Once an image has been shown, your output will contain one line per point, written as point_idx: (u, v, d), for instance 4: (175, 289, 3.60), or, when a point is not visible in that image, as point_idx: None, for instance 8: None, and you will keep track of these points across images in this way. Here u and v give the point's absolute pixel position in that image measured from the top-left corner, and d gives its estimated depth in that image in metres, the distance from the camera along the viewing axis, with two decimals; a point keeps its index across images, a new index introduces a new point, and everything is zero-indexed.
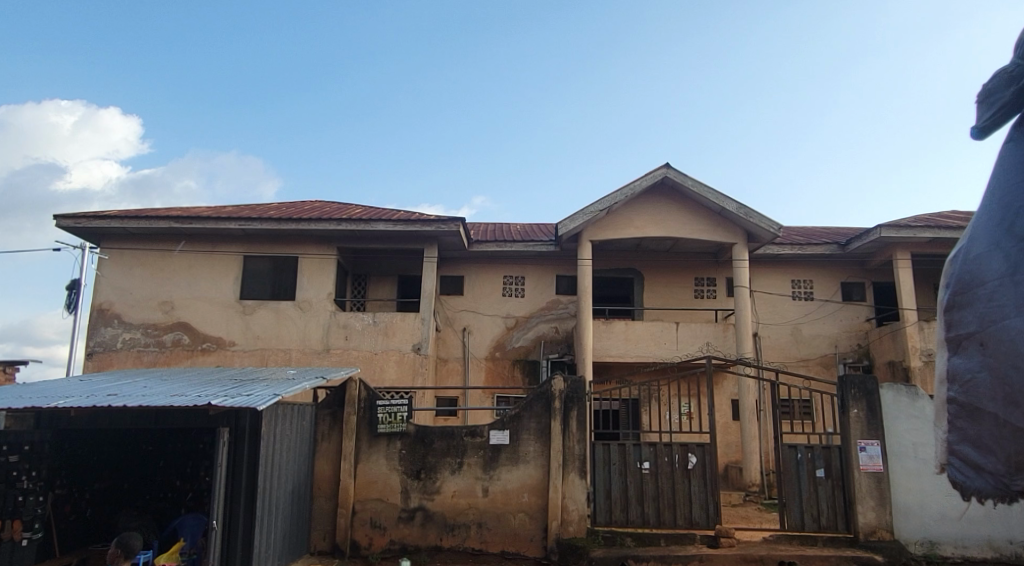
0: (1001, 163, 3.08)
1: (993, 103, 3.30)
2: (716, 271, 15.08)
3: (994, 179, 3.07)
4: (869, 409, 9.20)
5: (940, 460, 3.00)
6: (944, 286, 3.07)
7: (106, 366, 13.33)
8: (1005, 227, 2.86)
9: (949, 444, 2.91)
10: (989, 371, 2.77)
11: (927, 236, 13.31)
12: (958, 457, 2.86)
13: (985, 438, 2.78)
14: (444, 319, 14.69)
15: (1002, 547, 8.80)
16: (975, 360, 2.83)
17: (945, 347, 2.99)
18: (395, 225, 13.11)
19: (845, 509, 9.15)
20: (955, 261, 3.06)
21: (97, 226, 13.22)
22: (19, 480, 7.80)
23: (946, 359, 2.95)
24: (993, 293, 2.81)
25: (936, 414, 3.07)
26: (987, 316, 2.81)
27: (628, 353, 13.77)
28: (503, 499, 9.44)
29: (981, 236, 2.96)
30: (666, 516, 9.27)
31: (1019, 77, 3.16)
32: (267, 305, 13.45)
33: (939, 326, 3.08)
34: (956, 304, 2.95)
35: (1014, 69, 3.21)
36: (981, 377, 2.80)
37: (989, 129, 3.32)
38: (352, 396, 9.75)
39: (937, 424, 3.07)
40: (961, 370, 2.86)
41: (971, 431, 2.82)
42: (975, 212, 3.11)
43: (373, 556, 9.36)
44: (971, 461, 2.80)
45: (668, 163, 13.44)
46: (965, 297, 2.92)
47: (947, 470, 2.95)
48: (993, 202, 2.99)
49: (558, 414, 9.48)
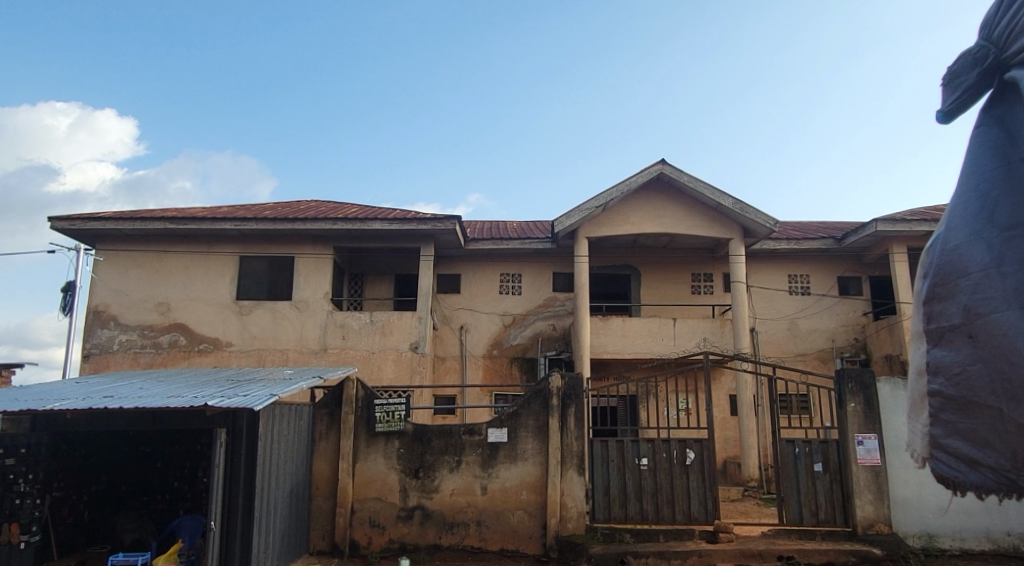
0: (973, 148, 3.05)
1: (958, 85, 3.21)
2: (713, 266, 15.09)
3: (966, 165, 3.04)
4: (866, 403, 9.21)
5: (920, 455, 2.98)
6: (923, 275, 3.05)
7: (103, 367, 13.30)
8: (985, 217, 2.84)
9: (936, 438, 2.90)
10: (981, 363, 2.76)
11: (923, 230, 13.33)
12: (948, 452, 2.85)
13: (978, 431, 2.78)
14: (441, 318, 14.68)
15: (1000, 539, 8.84)
16: (963, 353, 2.82)
17: (926, 339, 2.98)
18: (391, 224, 13.08)
19: (843, 503, 9.16)
20: (932, 251, 3.04)
21: (92, 227, 13.17)
22: (16, 483, 7.78)
23: (929, 352, 2.94)
24: (979, 284, 2.79)
25: (912, 406, 3.06)
26: (973, 307, 2.80)
27: (625, 349, 13.77)
28: (503, 497, 9.44)
29: (960, 226, 2.93)
30: (664, 511, 9.28)
31: (983, 60, 3.05)
32: (264, 306, 13.42)
33: (916, 317, 3.08)
34: (938, 296, 2.94)
35: (977, 51, 3.08)
36: (973, 369, 2.79)
37: (955, 111, 3.25)
38: (349, 395, 9.72)
39: (912, 416, 3.06)
40: (948, 362, 2.86)
41: (964, 426, 2.80)
42: (951, 199, 3.09)
43: (372, 555, 9.35)
44: (967, 456, 2.79)
45: (664, 159, 13.43)
46: (945, 287, 2.91)
47: (931, 464, 2.94)
48: (969, 191, 2.96)
49: (556, 411, 9.48)
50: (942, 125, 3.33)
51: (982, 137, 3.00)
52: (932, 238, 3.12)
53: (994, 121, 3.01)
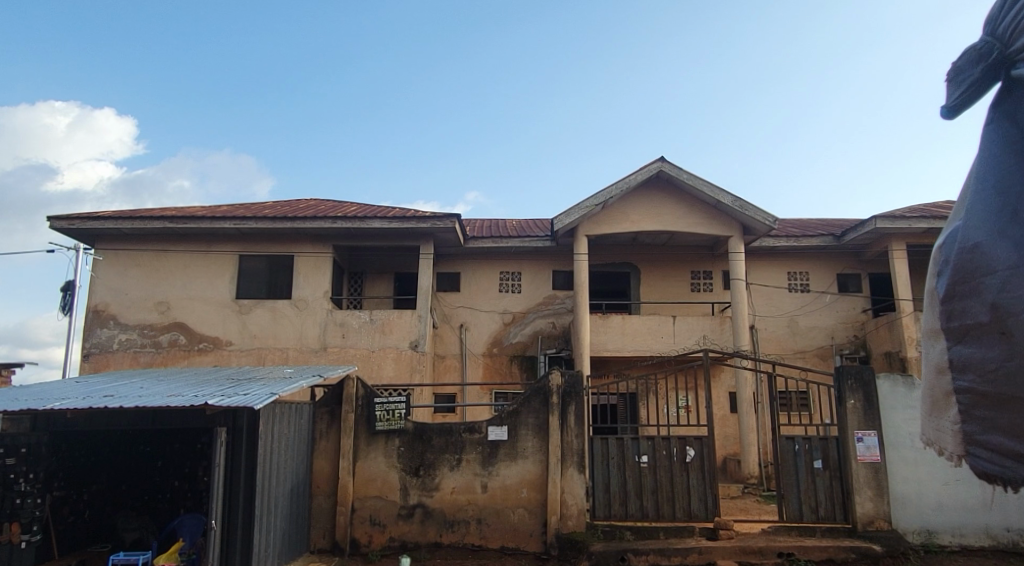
0: (985, 144, 3.03)
1: (962, 81, 3.22)
2: (712, 264, 15.10)
3: (981, 161, 3.00)
4: (866, 400, 9.22)
5: (955, 452, 2.95)
6: (939, 273, 2.98)
7: (103, 367, 13.30)
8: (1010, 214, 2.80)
9: (971, 435, 2.87)
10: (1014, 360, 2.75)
11: (922, 227, 13.34)
12: (990, 447, 2.81)
13: (1017, 423, 2.77)
14: (441, 316, 14.68)
15: (1000, 535, 8.87)
16: (993, 350, 2.79)
17: (947, 337, 2.94)
18: (391, 222, 13.07)
19: (843, 500, 9.18)
20: (947, 248, 2.97)
21: (92, 227, 13.16)
22: (17, 482, 7.79)
23: (955, 350, 2.89)
24: (1006, 283, 2.75)
25: (938, 403, 3.02)
26: (1001, 305, 2.75)
27: (625, 347, 13.77)
28: (503, 495, 9.45)
29: (979, 223, 2.88)
30: (664, 508, 9.30)
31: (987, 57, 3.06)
32: (263, 305, 13.42)
33: (933, 315, 3.02)
34: (958, 294, 2.88)
35: (982, 46, 3.09)
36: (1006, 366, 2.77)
37: (960, 107, 3.27)
38: (349, 394, 9.73)
39: (939, 413, 3.01)
40: (978, 358, 2.82)
41: (1004, 420, 2.78)
42: (964, 194, 3.05)
43: (373, 553, 9.36)
44: (1011, 450, 2.77)
45: (663, 157, 13.43)
46: (967, 286, 2.85)
47: (969, 461, 2.90)
48: (985, 186, 2.92)
49: (556, 408, 9.48)
50: (946, 121, 3.34)
51: (995, 132, 2.98)
52: (942, 236, 3.07)
53: (1004, 117, 3.01)
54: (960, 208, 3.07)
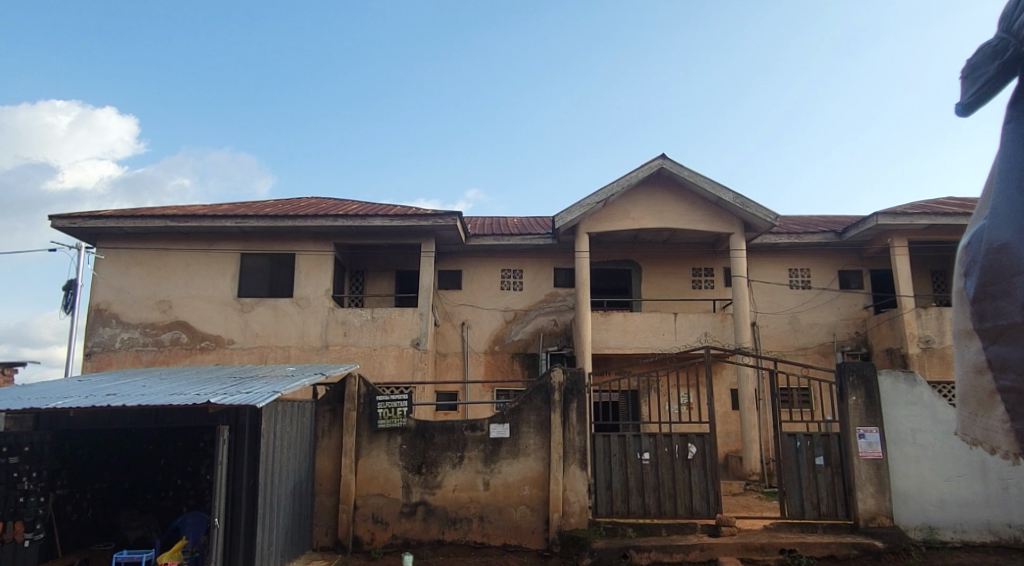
0: (1008, 141, 2.97)
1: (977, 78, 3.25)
2: (713, 261, 15.10)
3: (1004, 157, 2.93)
4: (868, 396, 9.22)
5: (1007, 451, 2.88)
6: (967, 273, 2.89)
7: (105, 366, 13.32)
8: None
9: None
10: None
11: (923, 223, 13.33)
12: None
13: None
14: (442, 314, 14.68)
15: (1001, 531, 8.88)
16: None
17: (980, 337, 2.86)
18: (392, 220, 13.07)
19: (845, 496, 9.19)
20: (973, 247, 2.88)
21: (93, 226, 13.18)
22: (20, 481, 7.81)
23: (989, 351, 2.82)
24: None
25: (982, 402, 2.95)
26: None
27: (626, 344, 13.78)
28: (505, 492, 9.47)
29: (1006, 221, 2.77)
30: (666, 505, 9.31)
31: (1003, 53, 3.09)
32: (265, 303, 13.43)
33: (966, 315, 2.94)
34: (989, 295, 2.79)
35: (997, 43, 3.12)
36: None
37: (974, 104, 3.29)
38: (351, 392, 9.76)
39: (984, 411, 2.95)
40: (1016, 358, 2.75)
41: None
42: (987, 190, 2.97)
43: (375, 551, 9.38)
44: None
45: (664, 154, 13.41)
46: (998, 287, 2.75)
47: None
48: (1011, 182, 2.82)
49: (557, 406, 9.50)
50: (959, 117, 3.34)
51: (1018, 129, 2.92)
52: (964, 238, 2.96)
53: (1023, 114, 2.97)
54: (982, 206, 2.99)
